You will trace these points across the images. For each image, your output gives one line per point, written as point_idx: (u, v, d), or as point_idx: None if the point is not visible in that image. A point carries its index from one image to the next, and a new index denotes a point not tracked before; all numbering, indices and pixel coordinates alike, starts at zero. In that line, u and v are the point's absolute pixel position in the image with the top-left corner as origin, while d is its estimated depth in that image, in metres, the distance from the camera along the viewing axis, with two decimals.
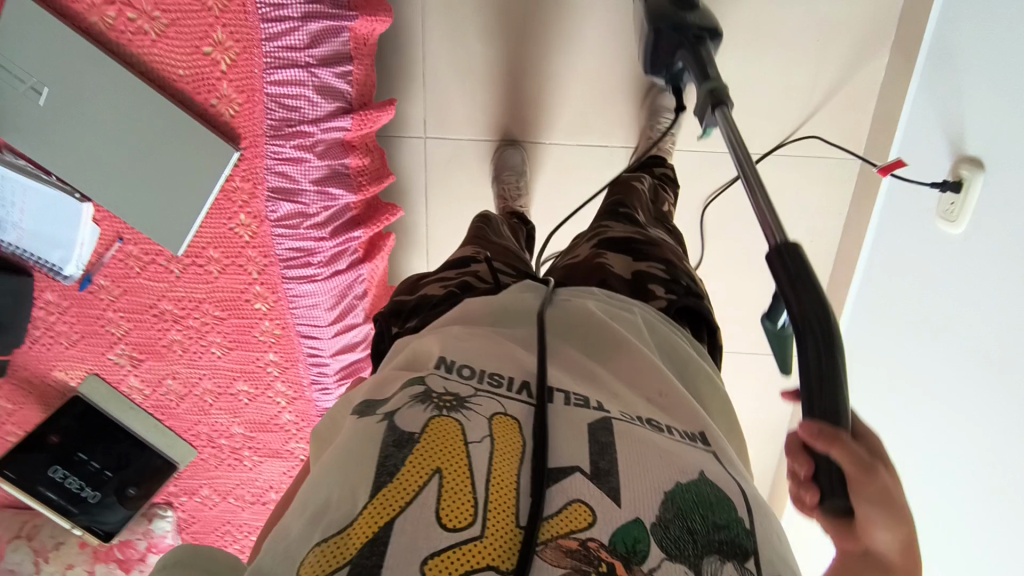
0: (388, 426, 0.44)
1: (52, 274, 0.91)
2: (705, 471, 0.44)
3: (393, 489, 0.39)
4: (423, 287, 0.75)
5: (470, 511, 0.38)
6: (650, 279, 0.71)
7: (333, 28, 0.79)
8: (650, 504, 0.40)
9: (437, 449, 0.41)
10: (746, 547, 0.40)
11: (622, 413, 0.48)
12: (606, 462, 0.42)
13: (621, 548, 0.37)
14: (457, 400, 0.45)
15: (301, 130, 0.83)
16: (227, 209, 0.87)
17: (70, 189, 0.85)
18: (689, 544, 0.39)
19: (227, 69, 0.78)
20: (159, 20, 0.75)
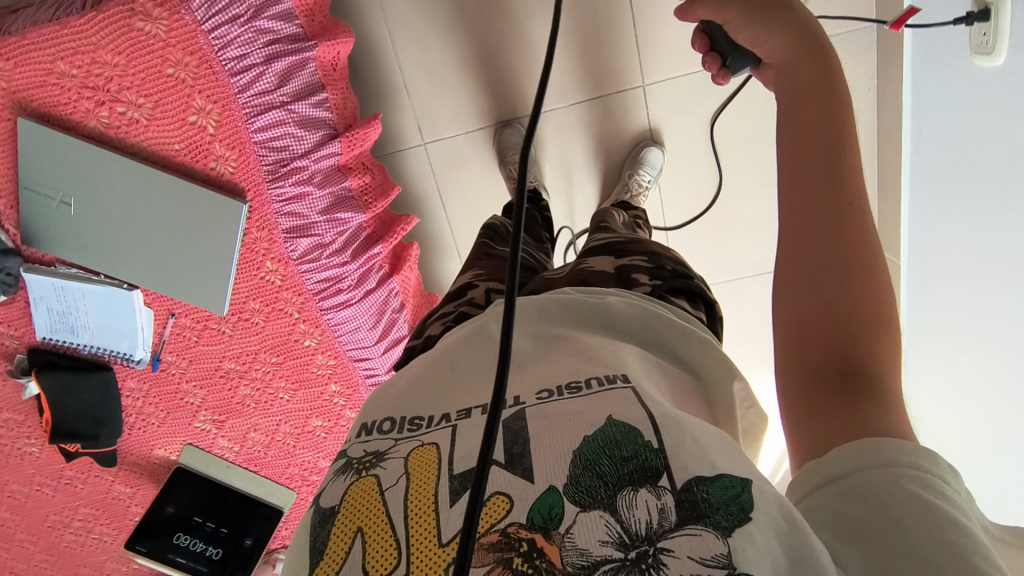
0: (316, 510, 0.44)
1: (125, 363, 0.99)
2: (613, 414, 0.41)
3: (324, 566, 0.39)
4: (427, 328, 0.77)
5: (394, 554, 0.38)
6: (635, 270, 0.76)
7: (297, 62, 0.82)
8: (558, 467, 0.39)
9: (356, 512, 0.41)
10: (656, 467, 0.37)
11: (536, 398, 0.45)
12: (520, 446, 0.41)
13: (538, 519, 0.36)
14: (376, 457, 0.45)
15: (295, 167, 0.86)
16: (253, 260, 0.91)
17: (119, 282, 0.93)
18: (602, 489, 0.37)
19: (215, 130, 0.82)
20: (145, 106, 0.80)
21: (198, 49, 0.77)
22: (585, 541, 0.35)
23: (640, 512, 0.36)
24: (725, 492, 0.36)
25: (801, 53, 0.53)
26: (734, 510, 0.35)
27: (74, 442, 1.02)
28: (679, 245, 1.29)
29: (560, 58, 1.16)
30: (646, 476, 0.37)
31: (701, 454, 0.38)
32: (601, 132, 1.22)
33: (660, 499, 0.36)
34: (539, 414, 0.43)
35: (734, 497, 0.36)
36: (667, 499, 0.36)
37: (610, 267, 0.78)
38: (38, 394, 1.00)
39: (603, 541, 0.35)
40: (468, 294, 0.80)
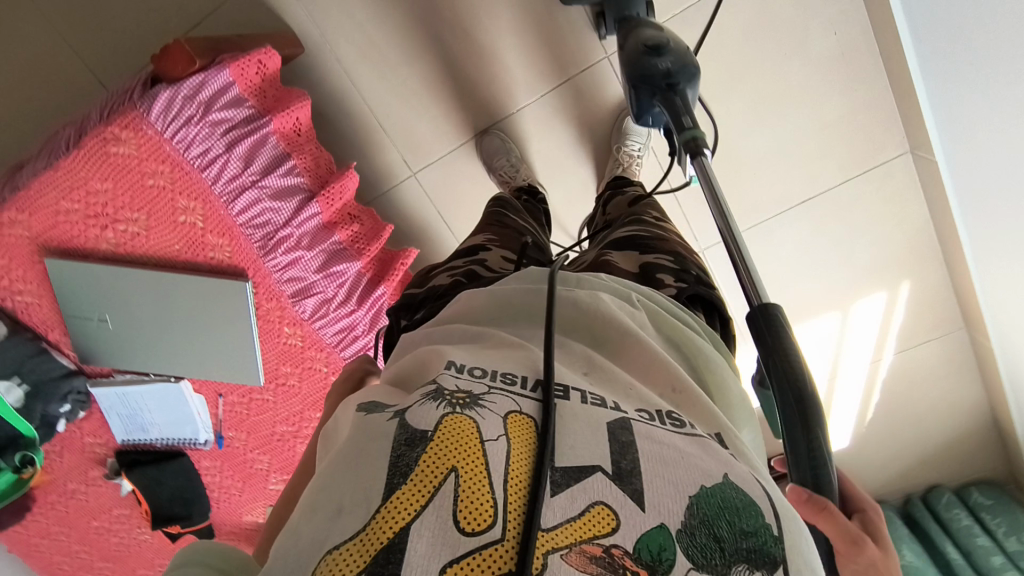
0: (398, 423, 0.35)
1: (191, 446, 1.09)
2: (729, 474, 0.35)
3: (407, 493, 0.31)
4: (433, 278, 0.71)
5: (490, 511, 0.30)
6: (659, 270, 0.66)
7: (257, 140, 0.87)
8: (673, 506, 0.32)
9: (453, 449, 0.33)
10: (773, 556, 0.32)
11: (638, 412, 0.39)
12: (629, 462, 0.34)
13: (646, 556, 0.30)
14: (472, 398, 0.36)
15: (283, 236, 0.91)
16: (273, 328, 0.98)
17: (168, 377, 1.01)
18: (717, 554, 0.31)
19: (204, 224, 0.89)
20: (140, 219, 0.87)
21: (167, 155, 0.83)
22: None
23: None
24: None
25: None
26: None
27: (173, 525, 1.13)
28: (689, 203, 1.25)
29: (520, 53, 1.14)
30: (762, 561, 0.31)
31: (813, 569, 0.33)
32: (583, 111, 1.19)
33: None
34: (646, 434, 0.36)
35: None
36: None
37: (631, 265, 0.68)
38: (132, 488, 1.12)
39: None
40: (480, 255, 0.75)
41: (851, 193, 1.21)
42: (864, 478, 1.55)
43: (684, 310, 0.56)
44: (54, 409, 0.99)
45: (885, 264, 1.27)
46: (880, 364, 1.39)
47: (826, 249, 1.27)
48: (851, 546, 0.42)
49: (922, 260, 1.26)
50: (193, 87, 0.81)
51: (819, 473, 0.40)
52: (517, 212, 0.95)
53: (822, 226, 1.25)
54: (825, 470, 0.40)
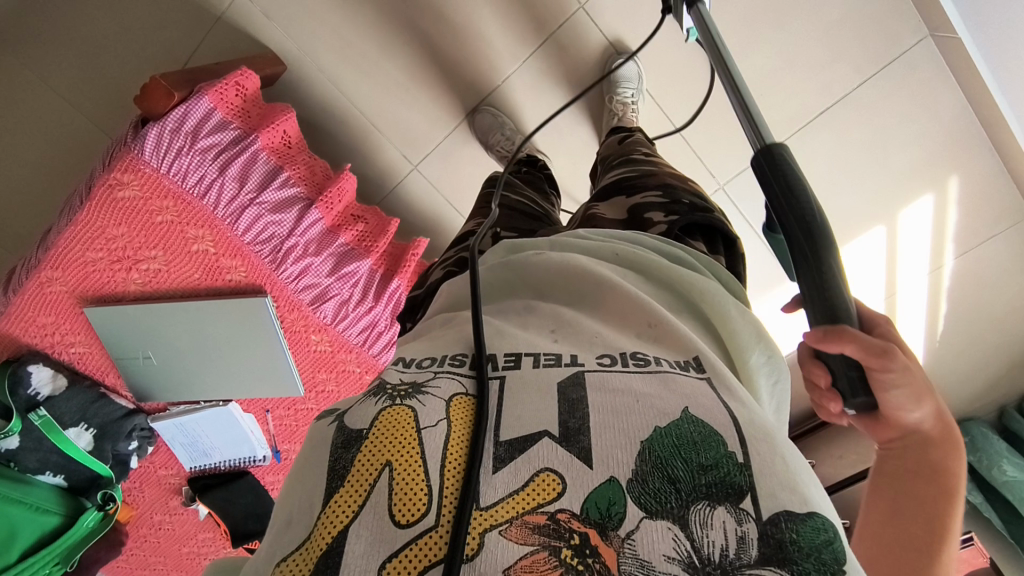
0: (338, 427, 0.35)
1: (253, 463, 1.15)
2: (689, 407, 0.33)
3: (344, 494, 0.31)
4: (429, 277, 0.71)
5: (424, 498, 0.30)
6: (647, 208, 0.64)
7: (248, 158, 0.90)
8: (623, 457, 0.31)
9: (385, 442, 0.32)
10: (739, 486, 0.30)
11: (598, 359, 0.37)
12: (578, 419, 0.33)
13: (595, 514, 0.29)
14: (413, 387, 0.35)
15: (290, 246, 0.93)
16: (301, 337, 1.00)
17: (217, 402, 1.05)
18: (672, 496, 0.29)
19: (216, 248, 0.92)
20: (158, 255, 0.91)
21: (168, 190, 0.87)
22: (647, 550, 0.28)
23: (714, 534, 0.28)
24: (818, 535, 0.28)
25: (942, 433, 0.45)
26: (824, 559, 0.28)
27: (252, 541, 1.18)
28: (699, 139, 1.19)
29: (497, 22, 1.12)
30: (726, 493, 0.30)
31: (791, 486, 0.30)
32: (568, 68, 1.16)
33: (741, 525, 0.29)
34: (600, 384, 0.35)
35: (826, 543, 0.29)
36: (750, 527, 0.28)
37: (620, 211, 0.66)
38: (209, 512, 1.18)
39: (667, 558, 0.27)
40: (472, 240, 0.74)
41: (875, 91, 1.11)
42: (946, 396, 1.43)
43: (674, 246, 0.52)
44: (123, 447, 1.06)
45: (927, 162, 1.17)
46: (942, 272, 1.28)
47: (859, 155, 1.17)
48: (887, 358, 0.37)
49: (968, 148, 1.15)
50: (178, 118, 0.84)
51: (837, 311, 0.38)
52: (512, 186, 0.93)
53: (850, 131, 1.15)
54: (839, 297, 0.38)
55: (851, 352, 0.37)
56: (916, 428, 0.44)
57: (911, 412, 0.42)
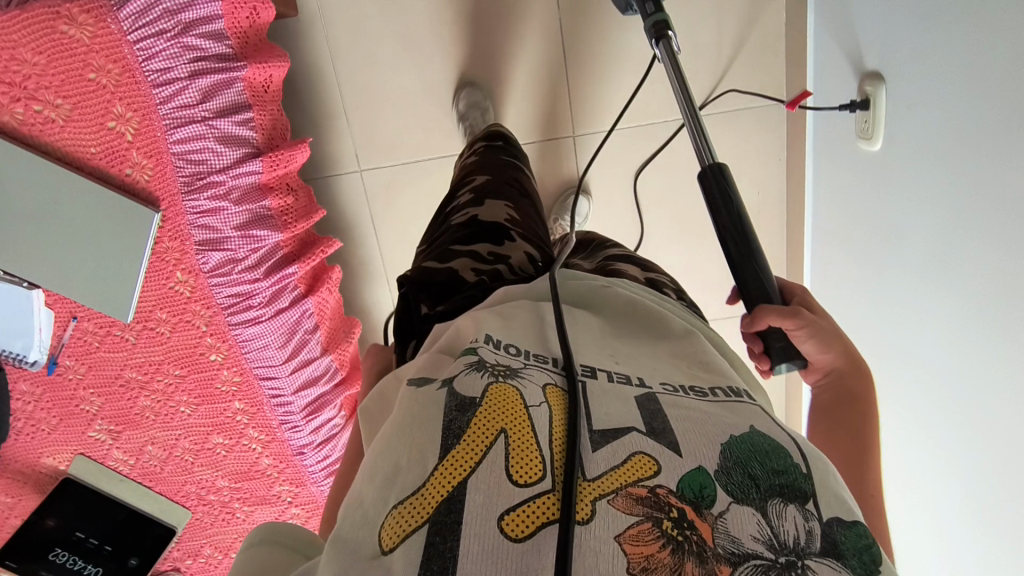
0: (448, 392, 0.44)
1: (15, 363, 0.94)
2: (754, 425, 0.44)
3: (462, 450, 0.40)
4: (452, 258, 0.73)
5: (538, 466, 0.39)
6: (664, 285, 0.76)
7: (223, 81, 0.84)
8: (710, 454, 0.40)
9: (499, 412, 0.42)
10: (805, 491, 0.39)
11: (664, 386, 0.48)
12: (660, 423, 0.43)
13: (689, 493, 0.38)
14: (510, 370, 0.46)
15: (211, 181, 0.86)
16: (163, 269, 0.90)
17: (19, 280, 0.90)
18: (752, 489, 0.38)
19: (133, 138, 0.83)
20: (62, 106, 0.80)
21: (121, 57, 0.79)
22: (736, 530, 0.37)
23: (788, 524, 0.37)
24: (860, 540, 0.38)
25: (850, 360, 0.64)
26: (868, 557, 0.37)
27: None
28: None
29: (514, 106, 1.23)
30: (795, 495, 0.39)
31: (841, 495, 0.40)
32: (539, 175, 1.27)
33: (807, 521, 0.38)
34: (672, 402, 0.45)
35: (866, 547, 0.38)
36: (814, 524, 0.38)
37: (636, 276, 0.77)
38: None
39: (752, 537, 0.36)
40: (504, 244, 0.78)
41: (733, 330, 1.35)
42: None
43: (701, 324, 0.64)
44: None
45: None
46: None
47: None
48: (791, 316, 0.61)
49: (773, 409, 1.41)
50: (178, 4, 0.79)
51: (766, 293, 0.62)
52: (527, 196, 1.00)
53: None
54: (761, 272, 0.62)
55: (773, 322, 0.60)
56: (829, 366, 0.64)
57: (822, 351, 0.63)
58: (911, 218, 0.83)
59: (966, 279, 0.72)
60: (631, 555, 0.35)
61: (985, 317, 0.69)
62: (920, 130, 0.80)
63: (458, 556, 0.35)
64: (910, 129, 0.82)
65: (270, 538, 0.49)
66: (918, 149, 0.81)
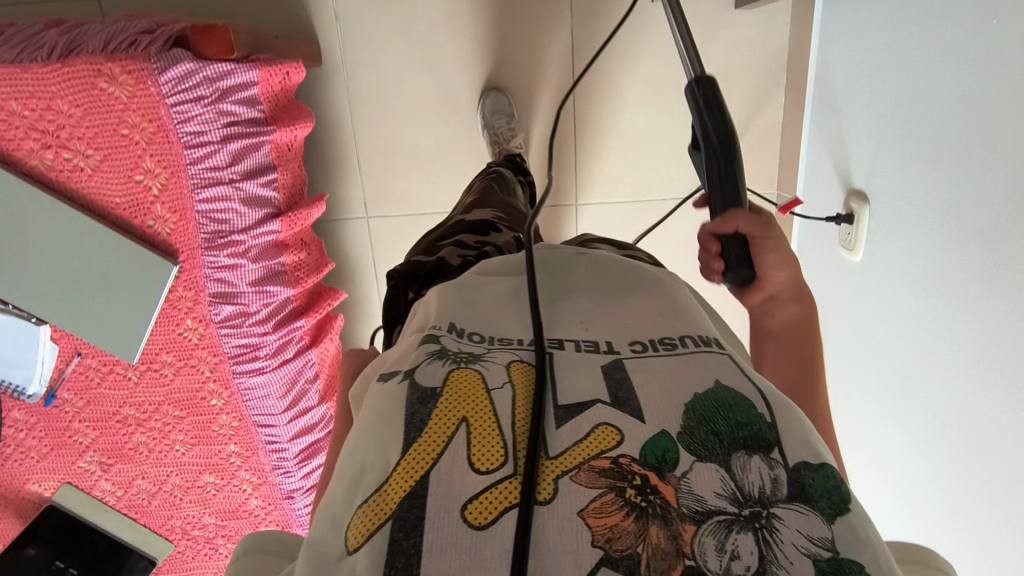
0: (411, 385, 0.44)
1: (14, 394, 0.95)
2: (720, 380, 0.44)
3: (423, 443, 0.39)
4: (440, 249, 0.76)
5: (500, 452, 0.38)
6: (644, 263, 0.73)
7: (252, 144, 0.87)
8: (672, 419, 0.41)
9: (460, 400, 0.42)
10: (768, 439, 0.40)
11: (632, 348, 0.48)
12: (625, 391, 0.43)
13: (652, 459, 0.38)
14: (472, 357, 0.46)
15: (232, 240, 0.89)
16: (174, 315, 0.93)
17: (27, 315, 0.91)
18: (717, 444, 0.39)
19: (159, 193, 0.85)
20: (92, 157, 0.82)
21: (158, 119, 0.81)
22: (701, 488, 0.37)
23: (752, 475, 0.38)
24: (827, 481, 0.39)
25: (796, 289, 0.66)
26: (834, 499, 0.38)
27: None
28: None
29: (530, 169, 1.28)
30: (758, 444, 0.39)
31: (808, 440, 0.41)
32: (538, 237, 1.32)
33: (772, 470, 0.38)
34: (638, 367, 0.45)
35: (834, 488, 0.39)
36: (779, 472, 0.39)
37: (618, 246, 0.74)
38: None
39: (717, 492, 0.37)
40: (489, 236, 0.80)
41: None
42: None
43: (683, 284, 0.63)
44: None
45: None
46: None
47: None
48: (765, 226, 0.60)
49: None
50: (217, 72, 0.81)
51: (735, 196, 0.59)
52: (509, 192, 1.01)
53: None
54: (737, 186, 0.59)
55: (740, 224, 0.59)
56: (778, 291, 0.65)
57: (778, 272, 0.64)
58: (893, 335, 0.91)
59: (944, 410, 0.81)
60: (595, 528, 0.35)
61: (960, 445, 0.78)
62: (904, 259, 0.88)
63: (422, 550, 0.34)
64: (891, 255, 0.91)
65: (258, 546, 0.48)
66: (900, 275, 0.89)
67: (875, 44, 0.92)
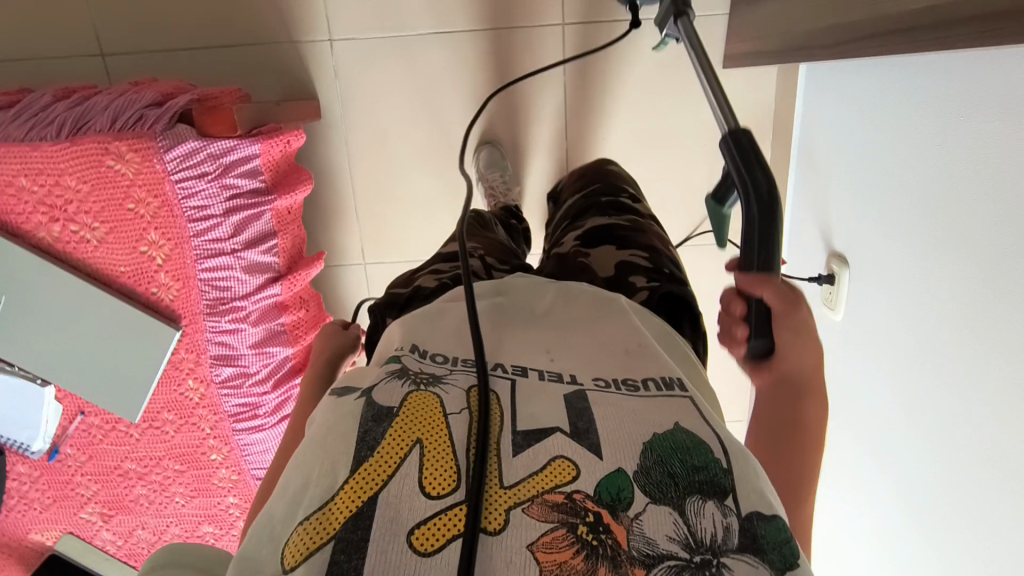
0: (366, 402, 0.43)
1: (19, 450, 0.98)
2: (680, 422, 0.43)
3: (374, 464, 0.39)
4: (416, 279, 0.73)
5: (453, 477, 0.38)
6: (633, 271, 0.71)
7: (254, 214, 0.89)
8: (629, 456, 0.40)
9: (415, 421, 0.41)
10: (724, 486, 0.39)
11: (595, 383, 0.48)
12: (585, 422, 0.43)
13: (606, 498, 0.38)
14: (433, 378, 0.46)
15: (234, 306, 0.92)
16: (176, 376, 0.95)
17: (33, 377, 0.94)
18: (671, 488, 0.39)
19: (163, 263, 0.88)
20: (99, 230, 0.85)
21: (164, 195, 0.84)
22: (653, 531, 0.37)
23: (705, 521, 0.37)
24: (778, 534, 0.38)
25: (808, 381, 0.57)
26: (784, 552, 0.38)
27: None
28: None
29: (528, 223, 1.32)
30: (713, 490, 0.39)
31: (762, 492, 0.40)
32: None
33: (725, 517, 0.38)
34: (600, 400, 0.45)
35: (785, 541, 0.38)
36: (731, 520, 0.38)
37: (608, 266, 0.73)
38: None
39: (668, 538, 0.37)
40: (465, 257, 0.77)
41: None
42: None
43: None
44: None
45: None
46: None
47: None
48: (790, 304, 0.54)
49: None
50: (221, 149, 0.84)
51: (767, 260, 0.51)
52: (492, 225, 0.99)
53: None
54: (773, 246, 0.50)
55: (766, 293, 0.52)
56: (788, 372, 0.57)
57: (789, 344, 0.56)
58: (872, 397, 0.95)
59: (923, 478, 0.85)
60: (544, 563, 0.35)
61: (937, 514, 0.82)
62: (884, 328, 0.92)
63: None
64: (870, 320, 0.95)
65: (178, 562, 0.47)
66: (881, 340, 0.92)
67: (855, 116, 0.95)
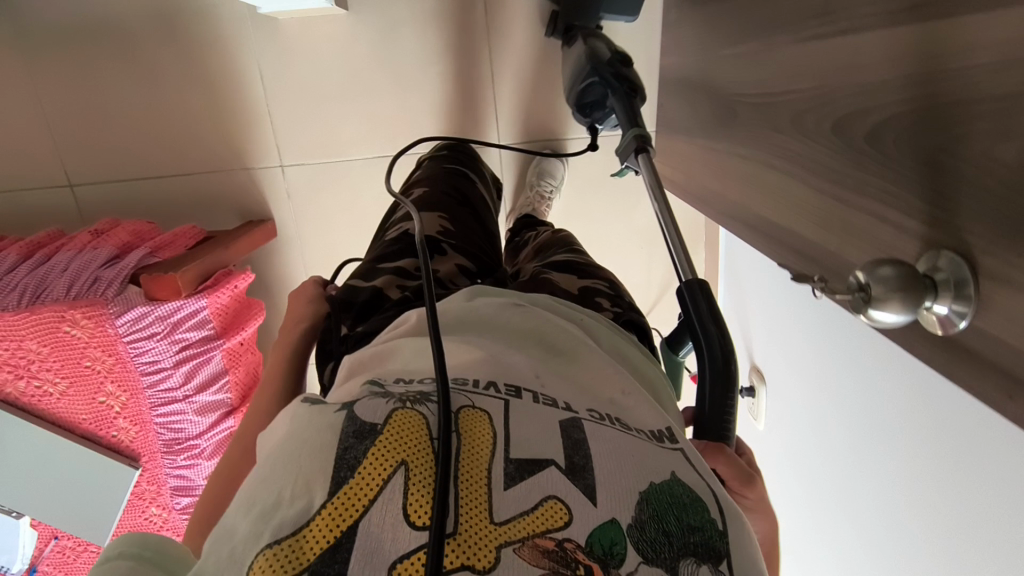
0: (346, 416, 0.33)
1: None
2: (676, 472, 0.36)
3: (355, 487, 0.30)
4: (379, 276, 0.64)
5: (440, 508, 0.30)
6: (596, 293, 0.70)
7: (203, 361, 0.97)
8: (625, 503, 0.33)
9: (403, 444, 0.32)
10: (719, 550, 0.33)
11: (590, 413, 0.39)
12: (581, 457, 0.35)
13: (598, 551, 0.31)
14: (422, 395, 0.36)
15: (189, 444, 1.00)
16: (140, 504, 1.03)
17: (8, 510, 1.02)
18: (665, 547, 0.32)
19: (120, 409, 0.96)
20: (60, 384, 0.93)
21: (116, 352, 0.91)
22: None
23: None
24: None
25: None
26: None
27: None
28: None
29: None
30: (708, 555, 0.32)
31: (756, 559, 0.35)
32: None
33: None
34: (595, 434, 0.36)
35: None
36: None
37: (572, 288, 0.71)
38: None
39: None
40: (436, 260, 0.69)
41: None
42: None
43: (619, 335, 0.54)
44: None
45: None
46: None
47: None
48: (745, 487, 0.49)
49: None
50: (168, 311, 0.92)
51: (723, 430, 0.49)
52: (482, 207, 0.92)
53: None
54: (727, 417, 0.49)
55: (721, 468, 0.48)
56: None
57: None
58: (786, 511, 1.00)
59: None
60: None
61: None
62: (790, 450, 0.97)
63: None
64: (781, 438, 1.00)
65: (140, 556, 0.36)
66: (790, 458, 0.97)
67: None
